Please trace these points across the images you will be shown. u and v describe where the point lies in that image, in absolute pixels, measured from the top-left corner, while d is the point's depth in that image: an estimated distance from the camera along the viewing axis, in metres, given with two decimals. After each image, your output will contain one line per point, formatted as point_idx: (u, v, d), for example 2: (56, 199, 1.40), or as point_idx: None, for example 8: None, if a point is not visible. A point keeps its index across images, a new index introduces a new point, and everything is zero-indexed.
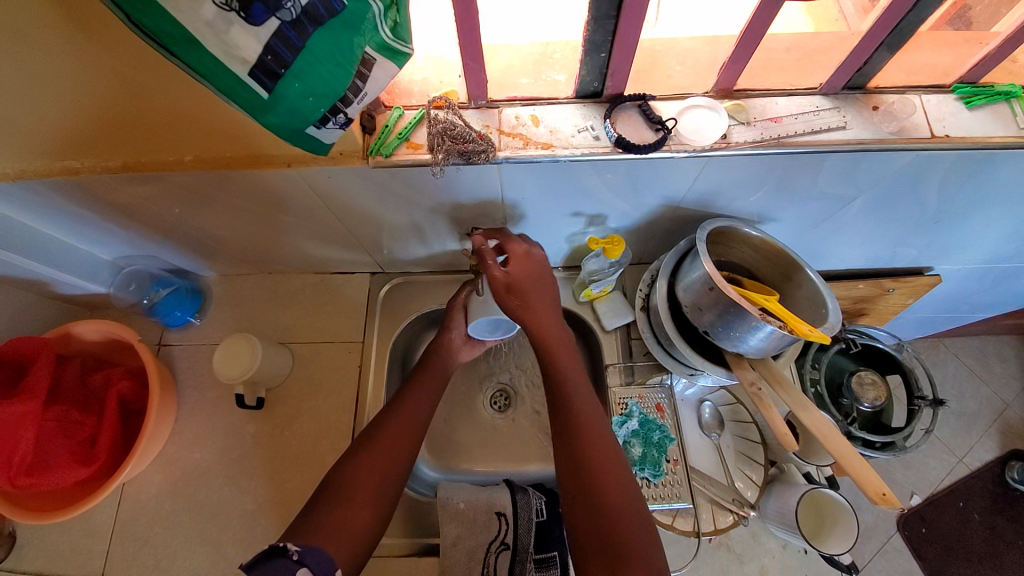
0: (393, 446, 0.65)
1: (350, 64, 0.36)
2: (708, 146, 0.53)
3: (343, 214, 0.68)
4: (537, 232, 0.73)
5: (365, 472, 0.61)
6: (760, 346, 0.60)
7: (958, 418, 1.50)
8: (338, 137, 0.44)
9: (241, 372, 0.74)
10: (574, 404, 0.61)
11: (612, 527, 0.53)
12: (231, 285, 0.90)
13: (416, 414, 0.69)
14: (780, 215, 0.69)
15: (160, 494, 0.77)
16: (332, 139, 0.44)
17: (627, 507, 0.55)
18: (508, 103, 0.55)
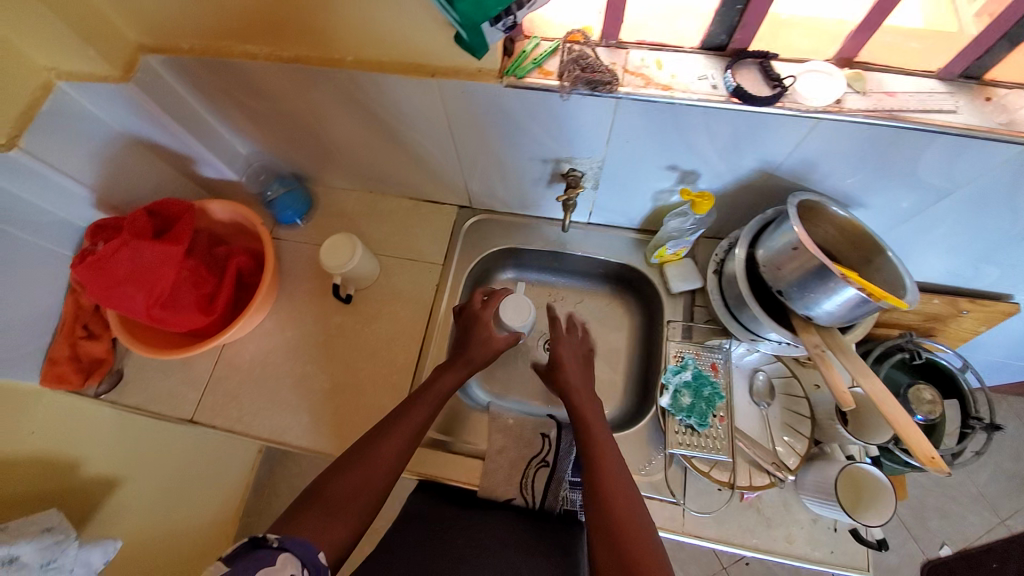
0: (387, 460, 0.66)
1: None
2: (821, 107, 0.56)
3: (460, 136, 0.75)
4: (627, 184, 0.77)
5: (356, 474, 0.63)
6: (833, 311, 0.62)
7: (1009, 479, 1.43)
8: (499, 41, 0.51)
9: (341, 263, 0.84)
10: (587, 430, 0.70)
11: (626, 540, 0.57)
12: (336, 196, 1.00)
13: (417, 418, 0.71)
14: (869, 201, 0.71)
15: (251, 360, 0.88)
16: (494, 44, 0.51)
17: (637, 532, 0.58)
18: (636, 47, 0.60)
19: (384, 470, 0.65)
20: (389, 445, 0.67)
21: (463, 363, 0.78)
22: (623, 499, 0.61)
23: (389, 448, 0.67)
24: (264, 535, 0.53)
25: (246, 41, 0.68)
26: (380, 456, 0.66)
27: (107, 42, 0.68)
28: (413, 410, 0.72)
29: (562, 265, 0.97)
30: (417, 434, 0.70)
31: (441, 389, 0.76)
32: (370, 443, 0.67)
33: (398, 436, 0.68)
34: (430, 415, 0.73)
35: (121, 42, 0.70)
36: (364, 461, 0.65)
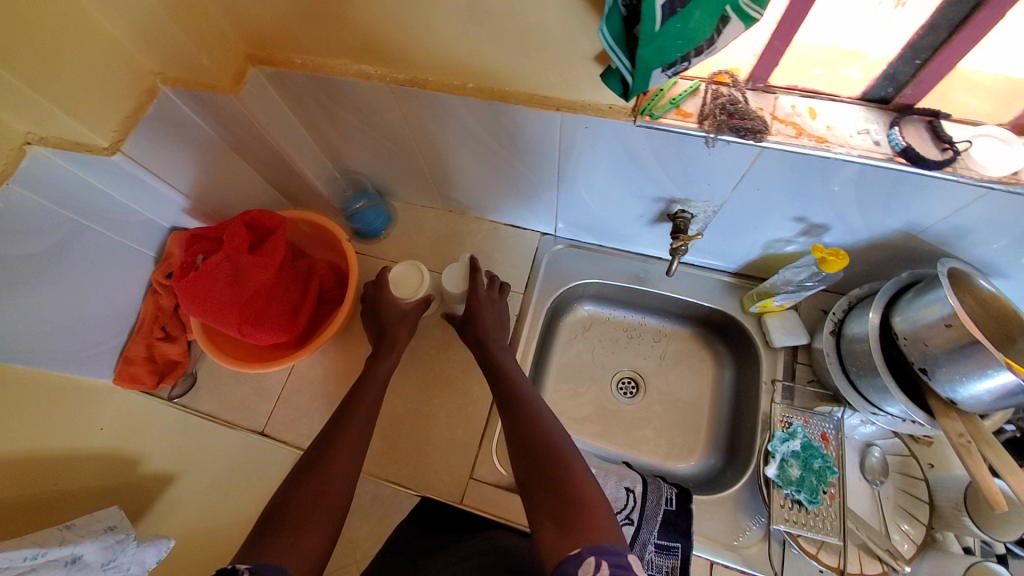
0: (339, 474, 0.62)
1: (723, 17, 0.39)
2: (998, 178, 0.50)
3: (565, 167, 0.72)
4: (739, 231, 0.72)
5: (310, 485, 0.60)
6: (986, 398, 0.56)
7: None
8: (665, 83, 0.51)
9: (411, 294, 0.81)
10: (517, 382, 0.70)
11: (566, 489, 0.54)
12: (413, 213, 0.98)
13: (364, 411, 0.71)
14: (1015, 275, 0.64)
15: (324, 377, 0.87)
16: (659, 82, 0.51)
17: (584, 494, 0.54)
18: (786, 92, 0.55)
19: (336, 487, 0.61)
20: (337, 459, 0.63)
21: (388, 346, 0.78)
22: (553, 464, 0.58)
23: (340, 465, 0.63)
24: (233, 567, 0.48)
25: (361, 62, 0.65)
26: (330, 469, 0.62)
27: (219, 52, 0.67)
28: (355, 406, 0.71)
29: (646, 302, 0.93)
30: (365, 428, 0.69)
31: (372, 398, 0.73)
32: (319, 461, 0.63)
33: (351, 435, 0.67)
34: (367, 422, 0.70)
35: (230, 52, 0.69)
36: (318, 470, 0.62)
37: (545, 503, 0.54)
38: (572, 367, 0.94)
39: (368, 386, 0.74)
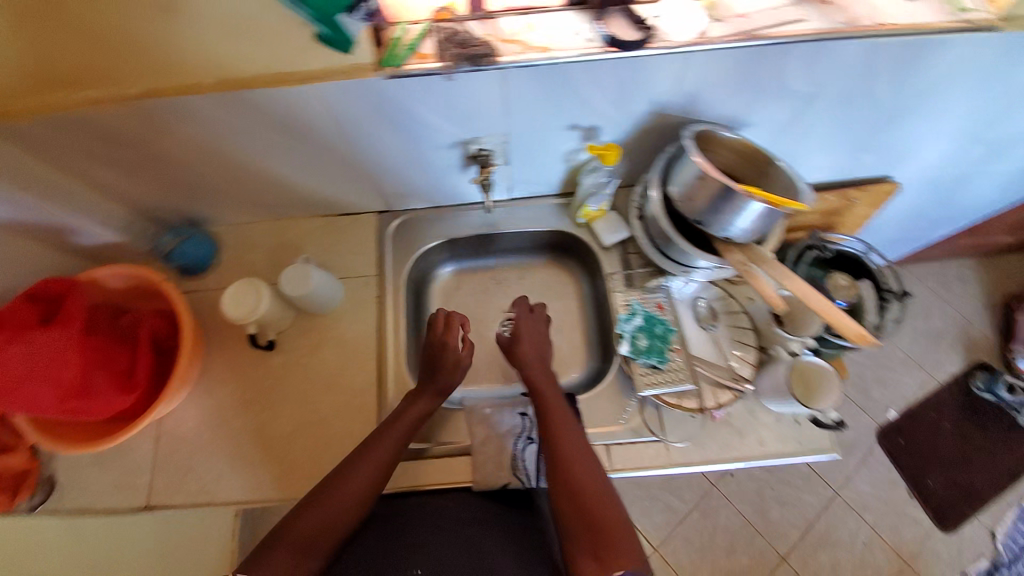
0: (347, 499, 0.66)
1: None
2: (685, 42, 0.59)
3: (354, 141, 0.73)
4: (535, 151, 0.78)
5: (321, 507, 0.65)
6: (745, 227, 0.67)
7: (925, 337, 1.74)
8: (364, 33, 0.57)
9: (247, 313, 0.78)
10: (544, 406, 0.73)
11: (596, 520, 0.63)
12: (243, 233, 0.94)
13: (392, 439, 0.71)
14: (754, 120, 0.76)
15: (198, 426, 0.82)
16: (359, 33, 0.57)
17: (615, 527, 0.63)
18: (505, 14, 0.61)
19: (346, 512, 0.66)
20: (353, 480, 0.67)
21: (431, 393, 0.76)
22: (593, 494, 0.65)
23: (354, 485, 0.67)
24: None
25: (87, 86, 0.61)
26: (341, 496, 0.66)
27: None
28: (383, 435, 0.71)
29: (498, 245, 0.98)
30: (390, 458, 0.70)
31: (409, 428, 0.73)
32: (333, 479, 0.67)
33: (371, 463, 0.69)
34: (395, 452, 0.71)
35: None
36: (328, 493, 0.66)
37: (575, 534, 0.63)
38: None
39: (398, 423, 0.73)
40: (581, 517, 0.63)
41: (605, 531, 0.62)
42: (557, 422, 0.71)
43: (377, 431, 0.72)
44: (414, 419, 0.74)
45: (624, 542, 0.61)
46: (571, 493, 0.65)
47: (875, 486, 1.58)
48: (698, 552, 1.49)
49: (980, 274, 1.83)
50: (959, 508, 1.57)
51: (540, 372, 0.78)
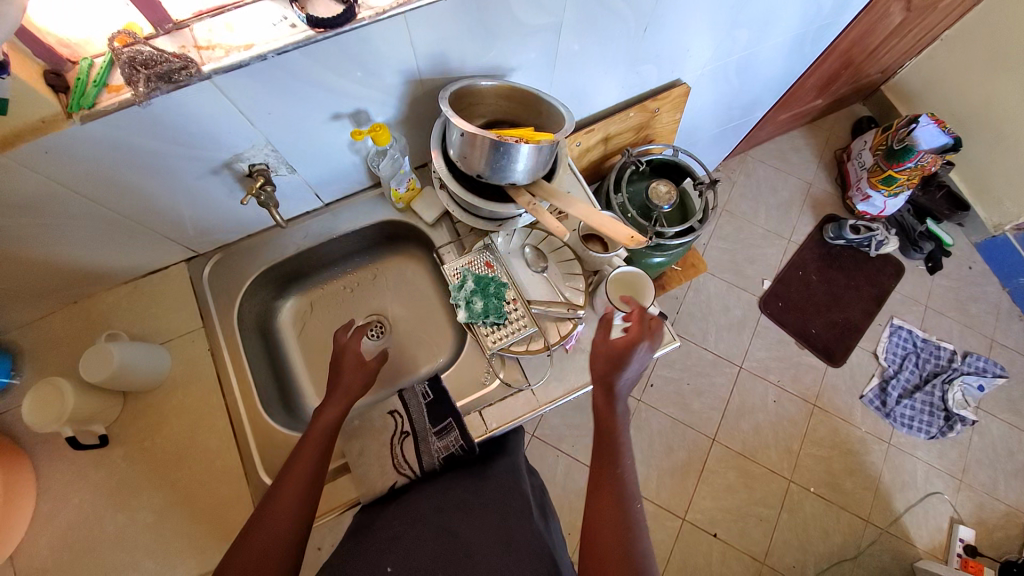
0: (283, 521, 0.60)
1: None
2: (392, 5, 0.58)
3: (103, 198, 0.67)
4: (313, 151, 0.75)
5: (254, 543, 0.58)
6: (523, 168, 0.69)
7: (779, 209, 1.95)
8: (6, 88, 0.49)
9: (56, 417, 0.69)
10: (609, 449, 0.65)
11: None
12: (36, 331, 0.82)
13: (312, 454, 0.66)
14: (514, 63, 0.78)
15: (46, 558, 0.72)
16: (1, 92, 0.49)
17: None
18: (197, 20, 0.56)
19: (282, 540, 0.59)
20: (282, 501, 0.61)
21: (340, 395, 0.72)
22: (621, 556, 0.58)
23: (285, 506, 0.61)
24: None
25: None
26: (274, 519, 0.60)
27: None
28: (303, 450, 0.66)
29: (334, 254, 0.94)
30: (314, 474, 0.65)
31: (329, 432, 0.69)
32: (262, 509, 0.61)
33: (294, 481, 0.63)
34: (321, 459, 0.67)
35: None
36: (258, 523, 0.59)
37: None
38: (314, 349, 0.94)
39: (314, 434, 0.68)
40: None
41: None
42: (607, 467, 0.64)
43: (296, 452, 0.66)
44: (328, 432, 0.69)
45: None
46: (594, 544, 0.59)
47: (771, 349, 1.77)
48: (643, 462, 1.62)
49: (808, 140, 2.05)
50: (843, 343, 1.80)
51: (609, 413, 0.66)
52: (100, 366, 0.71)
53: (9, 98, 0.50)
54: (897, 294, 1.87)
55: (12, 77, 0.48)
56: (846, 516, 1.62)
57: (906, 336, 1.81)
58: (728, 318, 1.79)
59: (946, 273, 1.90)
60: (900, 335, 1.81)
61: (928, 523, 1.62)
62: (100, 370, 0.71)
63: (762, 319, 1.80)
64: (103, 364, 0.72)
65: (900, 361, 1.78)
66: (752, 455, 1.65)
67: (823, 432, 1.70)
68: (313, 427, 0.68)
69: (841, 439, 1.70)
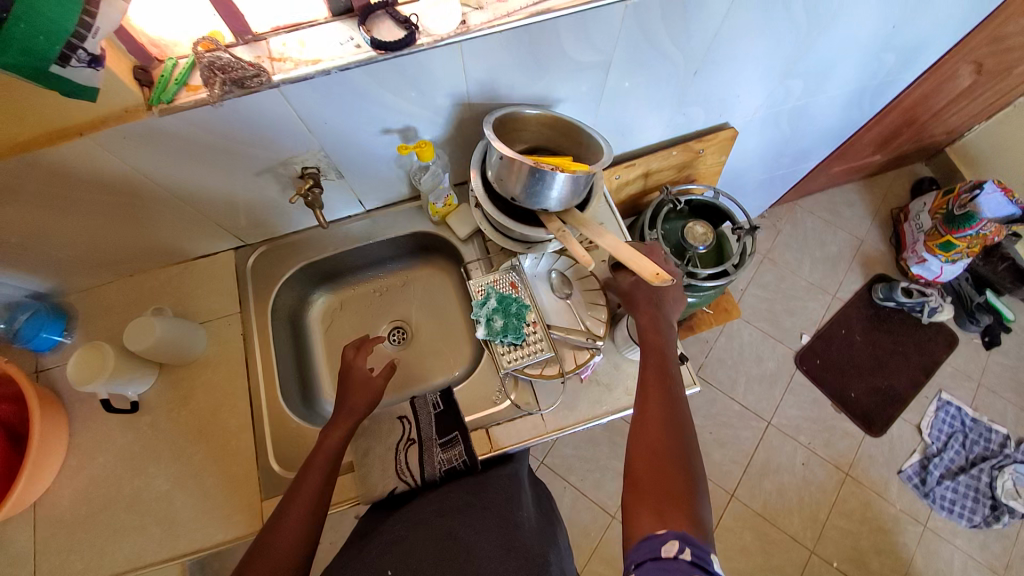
0: (294, 536, 0.63)
1: (75, 4, 0.47)
2: (450, 34, 0.62)
3: (168, 184, 0.73)
4: (363, 160, 0.80)
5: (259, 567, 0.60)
6: (556, 195, 0.71)
7: (824, 262, 1.87)
8: (97, 78, 0.54)
9: (92, 380, 0.75)
10: (650, 358, 0.69)
11: (662, 488, 0.56)
12: (95, 297, 0.89)
13: (317, 476, 0.68)
14: (561, 95, 0.80)
15: (69, 509, 0.77)
16: (93, 81, 0.54)
17: (686, 493, 0.56)
18: (273, 35, 0.62)
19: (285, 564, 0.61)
20: (286, 526, 0.63)
21: (345, 415, 0.75)
22: (662, 458, 0.59)
23: (290, 532, 0.63)
24: None
25: None
26: (279, 543, 0.62)
27: None
28: (308, 473, 0.68)
29: (369, 258, 0.98)
30: (318, 497, 0.67)
31: (338, 450, 0.72)
32: (266, 532, 0.63)
33: (299, 504, 0.65)
34: (326, 481, 0.69)
35: None
36: (264, 547, 0.62)
37: (640, 495, 0.56)
38: (338, 347, 0.97)
39: (318, 456, 0.70)
40: (654, 478, 0.57)
41: (676, 503, 0.55)
42: (650, 374, 0.68)
43: (300, 475, 0.68)
44: (332, 455, 0.71)
45: (696, 522, 0.53)
46: (643, 440, 0.61)
47: (803, 409, 1.68)
48: None
49: (862, 196, 1.98)
50: (883, 411, 1.69)
51: (656, 333, 0.71)
52: (140, 336, 0.77)
53: (100, 86, 0.56)
54: (948, 367, 1.75)
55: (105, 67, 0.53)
56: None
57: (956, 413, 1.68)
58: (759, 369, 1.72)
59: (1006, 350, 1.76)
60: (949, 411, 1.68)
61: None
62: (141, 341, 0.77)
63: (796, 374, 1.72)
64: (144, 334, 0.77)
65: (946, 439, 1.65)
66: (772, 517, 1.55)
67: (853, 504, 1.58)
68: (318, 449, 0.71)
69: (873, 515, 1.57)
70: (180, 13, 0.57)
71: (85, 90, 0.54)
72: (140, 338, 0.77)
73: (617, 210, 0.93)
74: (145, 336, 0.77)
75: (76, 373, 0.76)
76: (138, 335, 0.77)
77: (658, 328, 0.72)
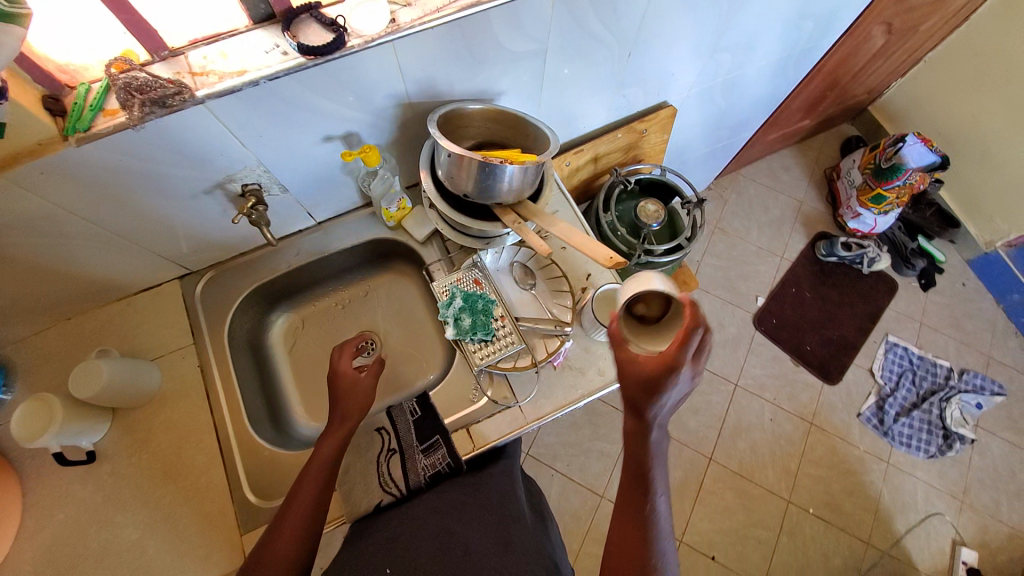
0: (290, 552, 0.61)
1: None
2: (381, 33, 0.60)
3: (99, 217, 0.68)
4: (306, 171, 0.77)
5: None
6: (509, 188, 0.71)
7: (772, 226, 1.97)
8: (4, 112, 0.51)
9: (38, 436, 0.69)
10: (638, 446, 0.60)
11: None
12: (27, 348, 0.83)
13: (311, 487, 0.67)
14: (501, 87, 0.80)
15: (28, 575, 0.71)
16: (0, 116, 0.50)
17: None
18: (192, 48, 0.59)
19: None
20: (282, 539, 0.62)
21: (339, 421, 0.73)
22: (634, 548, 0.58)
23: (285, 545, 0.61)
24: None
25: None
26: (274, 557, 0.60)
27: None
28: (303, 485, 0.67)
29: (325, 272, 0.95)
30: (315, 508, 0.65)
31: (333, 460, 0.70)
32: (260, 548, 0.61)
33: (293, 517, 0.63)
34: (322, 490, 0.67)
35: None
36: (259, 563, 0.60)
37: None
38: (304, 366, 0.94)
39: (313, 466, 0.69)
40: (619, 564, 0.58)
41: None
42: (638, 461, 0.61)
43: (294, 487, 0.67)
44: (327, 463, 0.70)
45: None
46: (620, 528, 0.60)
47: (766, 367, 1.77)
48: None
49: (798, 160, 2.08)
50: (838, 360, 1.80)
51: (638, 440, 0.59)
52: (87, 381, 0.72)
53: (10, 121, 0.52)
54: (890, 311, 1.88)
55: (11, 100, 0.50)
56: (846, 537, 1.59)
57: (901, 353, 1.81)
58: (724, 335, 1.80)
59: (938, 290, 1.91)
60: (895, 352, 1.81)
61: (930, 544, 1.60)
62: (87, 387, 0.72)
63: (757, 335, 1.80)
64: (90, 379, 0.72)
65: (896, 378, 1.77)
66: (750, 474, 1.63)
67: (820, 448, 1.68)
68: (313, 459, 0.69)
69: (839, 456, 1.68)
70: (86, 33, 0.54)
71: None
72: (87, 383, 0.72)
73: (571, 197, 0.94)
74: (93, 381, 0.72)
75: (20, 429, 0.70)
76: (84, 381, 0.72)
77: (643, 436, 0.58)
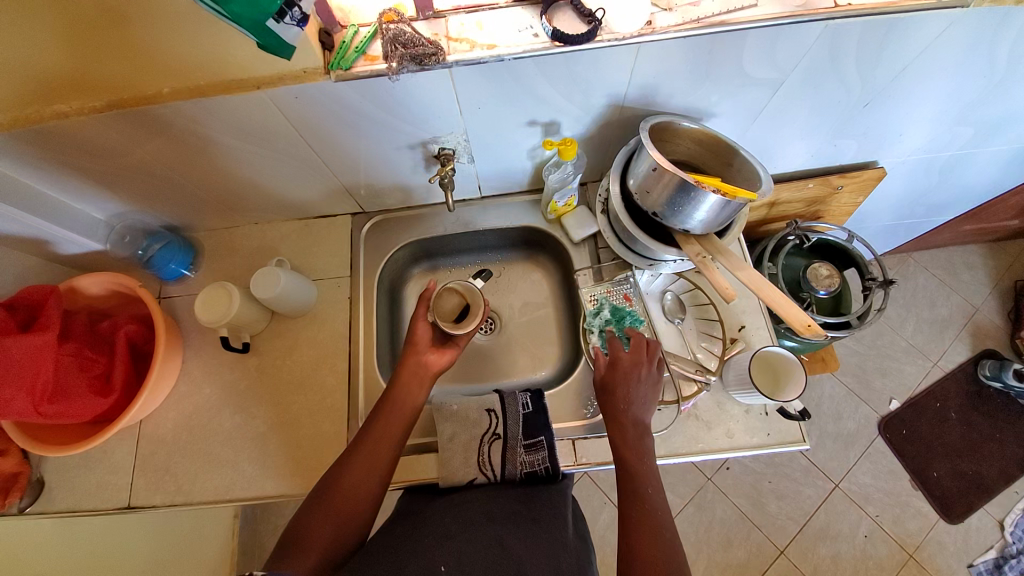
0: (361, 481, 0.65)
1: None
2: (634, 33, 0.59)
3: (319, 145, 0.75)
4: (498, 147, 0.78)
5: (327, 508, 0.63)
6: (703, 218, 0.67)
7: (931, 326, 1.70)
8: (298, 38, 0.56)
9: (218, 318, 0.79)
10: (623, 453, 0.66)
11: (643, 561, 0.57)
12: (219, 238, 0.95)
13: (392, 431, 0.69)
14: (715, 110, 0.76)
15: (174, 429, 0.82)
16: (295, 40, 0.56)
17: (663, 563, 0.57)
18: (453, 14, 0.62)
19: (357, 506, 0.64)
20: (354, 473, 0.66)
21: (414, 370, 0.75)
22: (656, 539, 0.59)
23: (357, 480, 0.65)
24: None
25: (57, 100, 0.62)
26: (344, 488, 0.64)
27: None
28: (377, 426, 0.70)
29: (472, 245, 0.98)
30: (385, 448, 0.68)
31: (415, 402, 0.73)
32: (336, 477, 0.66)
33: (366, 457, 0.67)
34: (395, 433, 0.70)
35: None
36: (334, 489, 0.64)
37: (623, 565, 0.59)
38: None
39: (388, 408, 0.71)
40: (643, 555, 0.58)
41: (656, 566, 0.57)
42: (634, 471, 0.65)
43: (370, 423, 0.70)
44: (400, 410, 0.71)
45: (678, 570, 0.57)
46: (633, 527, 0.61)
47: (877, 477, 1.54)
48: (693, 545, 1.49)
49: (989, 261, 1.76)
50: (965, 499, 1.52)
51: (630, 445, 0.67)
52: (268, 283, 0.80)
53: (297, 46, 0.57)
54: None
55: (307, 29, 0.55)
56: None
57: None
58: (836, 428, 1.60)
59: None
60: None
61: None
62: (265, 288, 0.80)
63: (876, 440, 1.58)
64: (269, 284, 0.80)
65: None
66: None
67: None
68: (385, 402, 0.72)
69: None
70: None
71: (284, 46, 0.56)
72: (265, 288, 0.80)
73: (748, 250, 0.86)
74: (271, 287, 0.80)
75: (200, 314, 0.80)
76: (263, 286, 0.80)
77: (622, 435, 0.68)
